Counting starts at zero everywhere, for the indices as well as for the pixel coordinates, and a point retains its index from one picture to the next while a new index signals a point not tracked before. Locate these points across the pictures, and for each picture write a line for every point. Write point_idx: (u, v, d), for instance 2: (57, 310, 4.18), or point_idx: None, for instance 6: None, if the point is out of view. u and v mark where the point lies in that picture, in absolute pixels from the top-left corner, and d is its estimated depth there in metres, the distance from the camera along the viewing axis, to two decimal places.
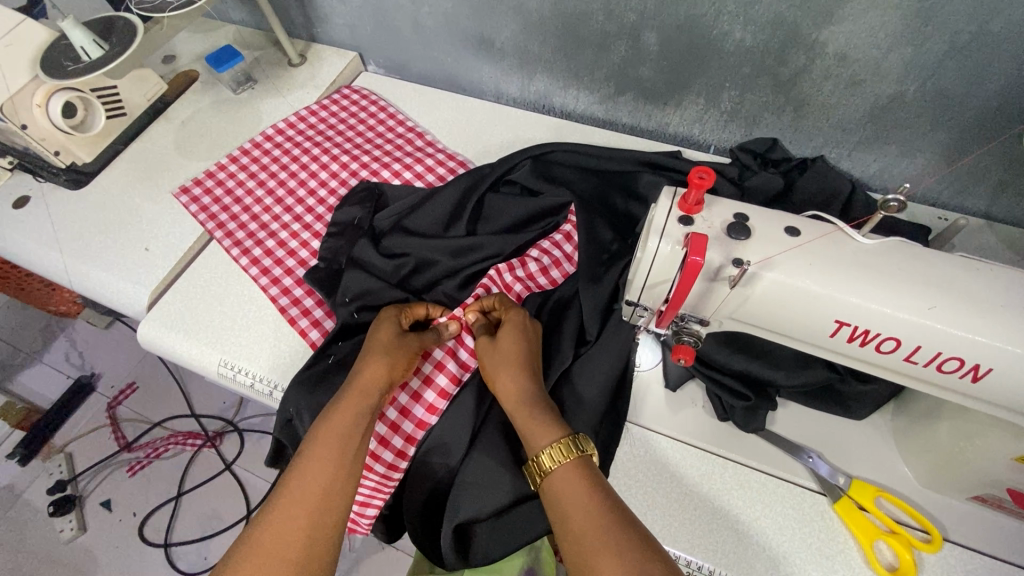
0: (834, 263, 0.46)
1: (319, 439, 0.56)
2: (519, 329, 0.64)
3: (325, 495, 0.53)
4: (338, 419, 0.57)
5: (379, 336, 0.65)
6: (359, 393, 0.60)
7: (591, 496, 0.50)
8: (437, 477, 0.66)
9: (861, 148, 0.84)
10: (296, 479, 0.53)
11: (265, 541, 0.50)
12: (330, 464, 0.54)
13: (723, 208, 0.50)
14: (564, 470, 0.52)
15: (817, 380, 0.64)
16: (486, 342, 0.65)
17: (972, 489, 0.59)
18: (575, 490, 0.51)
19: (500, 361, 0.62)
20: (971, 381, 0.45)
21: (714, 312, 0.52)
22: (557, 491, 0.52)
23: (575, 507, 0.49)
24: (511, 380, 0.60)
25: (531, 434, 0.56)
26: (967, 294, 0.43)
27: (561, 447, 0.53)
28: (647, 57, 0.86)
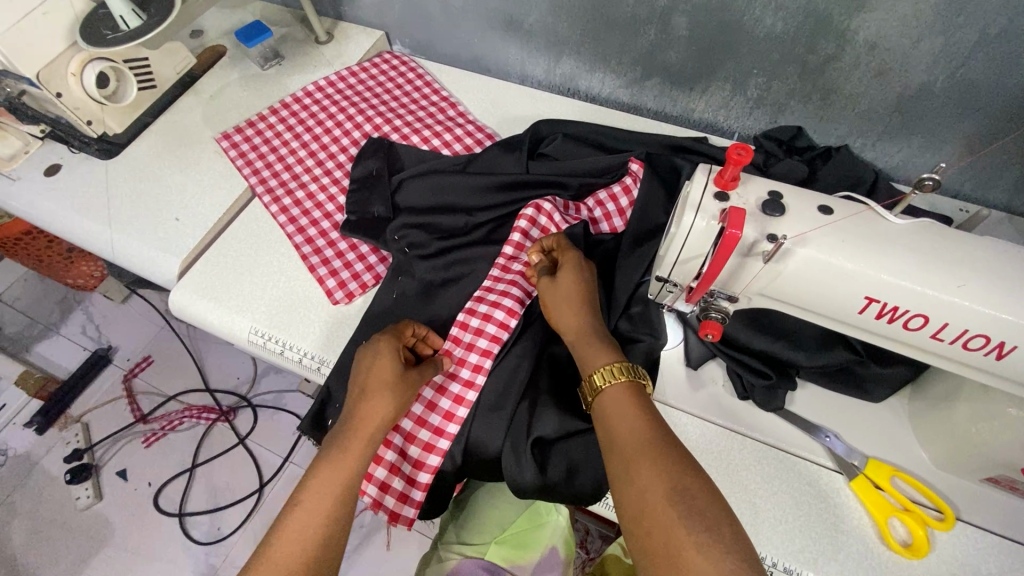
0: (866, 239, 0.47)
1: (307, 491, 0.56)
2: (578, 270, 0.65)
3: (316, 549, 0.53)
4: (331, 470, 0.57)
5: (380, 374, 0.61)
6: (357, 438, 0.58)
7: (640, 414, 0.52)
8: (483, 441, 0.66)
9: (886, 138, 0.85)
10: (283, 530, 0.53)
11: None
12: (320, 518, 0.54)
13: (758, 186, 0.51)
14: (615, 389, 0.55)
15: (838, 362, 0.65)
16: (547, 282, 0.65)
17: (986, 471, 0.60)
18: (621, 408, 0.54)
19: (560, 298, 0.64)
20: (995, 359, 0.47)
21: (744, 288, 0.53)
22: (607, 408, 0.55)
23: (623, 421, 0.52)
24: (569, 317, 0.63)
25: (585, 358, 0.59)
26: (995, 272, 0.45)
27: (612, 369, 0.56)
28: (676, 42, 0.86)
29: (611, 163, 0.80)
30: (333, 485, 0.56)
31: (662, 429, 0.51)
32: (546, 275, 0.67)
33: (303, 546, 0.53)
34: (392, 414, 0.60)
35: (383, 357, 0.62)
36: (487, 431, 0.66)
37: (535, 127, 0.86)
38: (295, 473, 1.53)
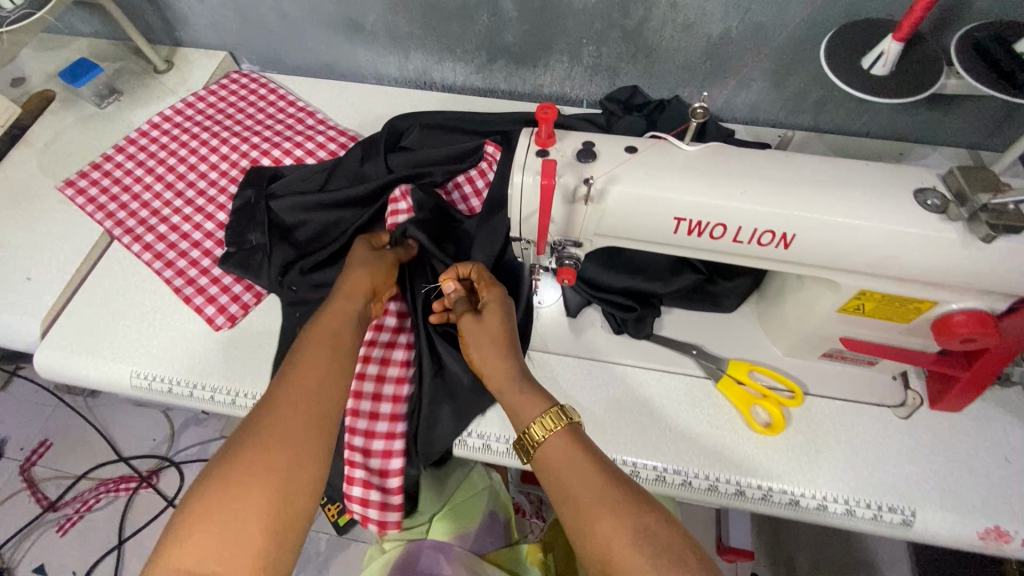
0: (665, 167, 0.54)
1: (288, 417, 0.56)
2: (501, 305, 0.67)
3: (303, 469, 0.54)
4: (310, 387, 0.58)
5: (353, 305, 0.66)
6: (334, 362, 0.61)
7: (585, 459, 0.55)
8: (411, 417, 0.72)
9: (706, 84, 0.95)
10: (265, 443, 0.54)
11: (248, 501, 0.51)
12: (311, 436, 0.56)
13: (574, 139, 0.57)
14: (555, 439, 0.57)
15: (690, 282, 0.74)
16: (468, 315, 0.67)
17: (821, 348, 0.70)
18: (570, 461, 0.56)
19: (485, 333, 0.65)
20: (784, 248, 0.55)
21: (582, 231, 0.59)
22: (551, 458, 0.57)
23: (575, 476, 0.54)
24: (496, 357, 0.64)
25: (518, 407, 0.61)
26: (765, 177, 0.53)
27: (546, 421, 0.58)
28: (509, 23, 0.92)
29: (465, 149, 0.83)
30: (319, 408, 0.57)
31: (616, 474, 0.55)
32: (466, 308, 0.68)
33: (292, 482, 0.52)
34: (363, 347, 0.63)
35: (357, 289, 0.67)
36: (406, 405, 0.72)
37: (380, 132, 0.87)
38: None
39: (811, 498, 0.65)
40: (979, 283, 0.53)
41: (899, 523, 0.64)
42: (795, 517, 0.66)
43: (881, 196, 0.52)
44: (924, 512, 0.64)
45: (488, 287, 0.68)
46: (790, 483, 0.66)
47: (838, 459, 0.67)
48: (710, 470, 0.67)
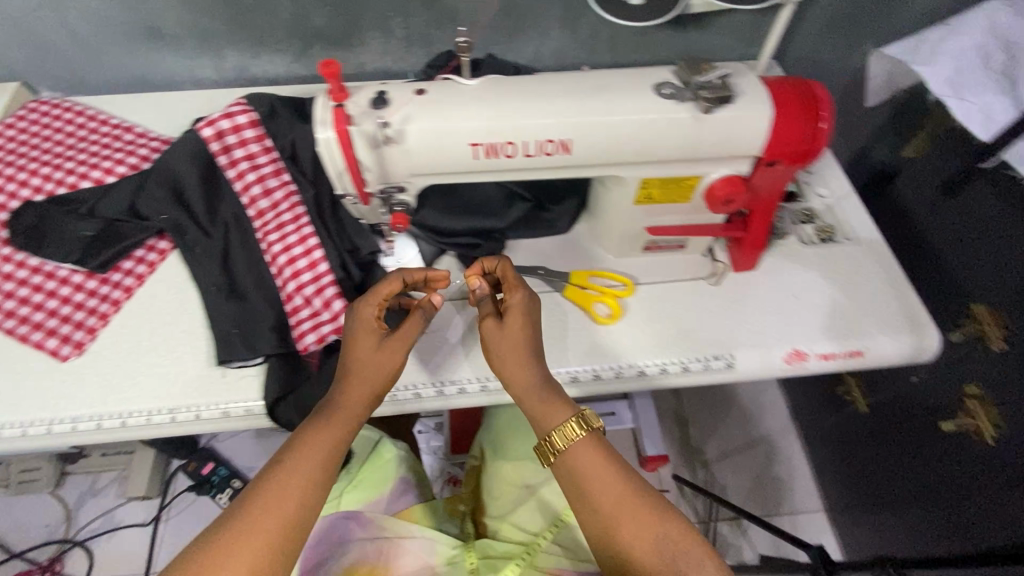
0: (450, 101, 0.61)
1: (302, 442, 0.58)
2: (524, 309, 0.67)
3: (307, 503, 0.55)
4: (326, 429, 0.59)
5: (361, 342, 0.64)
6: (343, 413, 0.61)
7: (613, 476, 0.59)
8: (285, 397, 0.73)
9: (512, 38, 1.04)
10: (260, 495, 0.54)
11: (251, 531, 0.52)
12: (319, 463, 0.57)
13: (368, 91, 0.61)
14: (581, 445, 0.60)
15: (519, 211, 0.83)
16: (492, 323, 0.67)
17: (641, 242, 0.81)
18: (596, 467, 0.59)
19: (508, 344, 0.66)
20: (568, 153, 0.63)
21: (398, 175, 0.64)
22: (573, 464, 0.60)
23: (596, 480, 0.59)
24: (517, 369, 0.65)
25: (540, 415, 0.63)
26: (536, 94, 0.62)
27: (572, 428, 0.61)
28: (312, 7, 0.95)
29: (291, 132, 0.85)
30: (327, 438, 0.59)
31: (636, 480, 0.60)
32: (495, 316, 0.68)
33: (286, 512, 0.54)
34: (383, 376, 0.64)
35: (364, 326, 0.65)
36: (275, 388, 0.72)
37: (188, 129, 0.84)
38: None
39: (653, 366, 0.76)
40: (719, 150, 0.64)
41: (723, 367, 0.76)
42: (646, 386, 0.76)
43: (629, 94, 0.62)
44: (739, 353, 0.77)
45: (512, 297, 0.68)
46: (634, 358, 0.76)
47: (670, 329, 0.79)
48: (572, 364, 0.76)
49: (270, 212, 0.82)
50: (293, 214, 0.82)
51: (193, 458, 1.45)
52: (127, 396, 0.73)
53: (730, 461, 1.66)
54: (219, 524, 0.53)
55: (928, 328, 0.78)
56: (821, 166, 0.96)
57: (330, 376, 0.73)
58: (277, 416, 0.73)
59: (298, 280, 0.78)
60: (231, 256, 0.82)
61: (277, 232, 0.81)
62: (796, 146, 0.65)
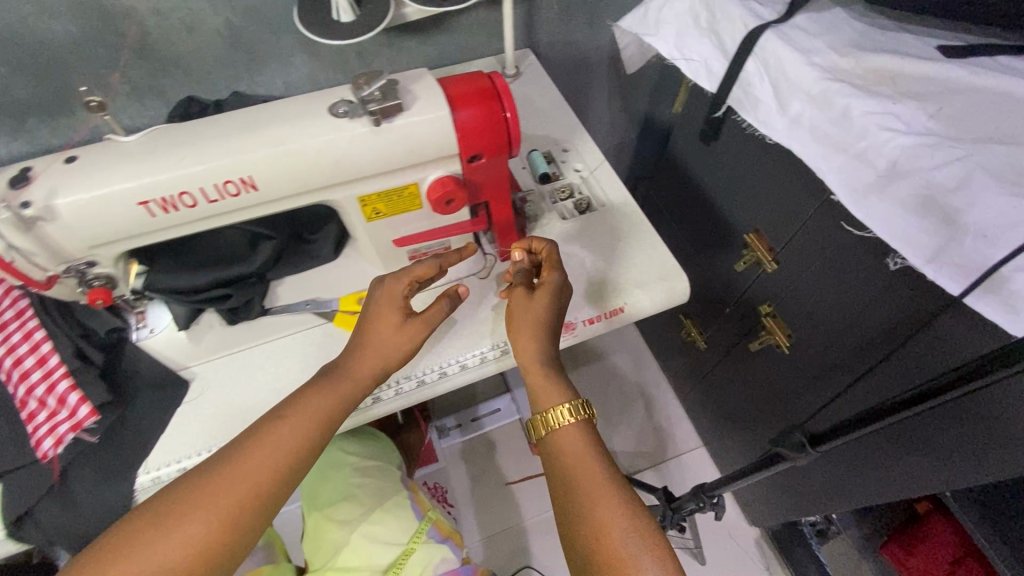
0: (104, 164, 0.57)
1: (301, 404, 0.64)
2: (555, 291, 0.73)
3: (274, 473, 0.60)
4: (330, 398, 0.65)
5: (382, 326, 0.69)
6: (335, 395, 0.66)
7: (591, 458, 0.62)
8: (25, 516, 0.65)
9: (256, 73, 1.01)
10: (204, 480, 0.57)
11: (221, 483, 0.57)
12: (299, 434, 0.62)
13: (11, 172, 0.58)
14: (567, 429, 0.65)
15: (270, 250, 0.78)
16: (522, 291, 0.74)
17: (402, 252, 0.80)
18: (574, 446, 0.63)
19: (525, 316, 0.72)
20: (256, 189, 0.61)
21: (76, 250, 0.60)
22: (562, 446, 0.64)
23: (575, 456, 0.62)
24: (527, 346, 0.71)
25: (539, 396, 0.69)
26: (204, 139, 0.59)
27: (564, 412, 0.65)
28: (6, 78, 0.86)
29: None
30: (322, 406, 0.64)
31: (612, 468, 0.61)
32: (522, 283, 0.75)
33: (239, 496, 0.57)
34: (392, 358, 0.70)
35: (389, 297, 0.70)
36: (8, 510, 0.65)
37: None
38: None
39: (430, 374, 0.78)
40: (414, 156, 0.66)
41: (498, 355, 0.80)
42: (429, 393, 0.79)
43: (303, 118, 0.61)
44: (512, 338, 0.80)
45: (553, 269, 0.75)
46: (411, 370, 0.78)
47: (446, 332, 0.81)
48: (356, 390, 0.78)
49: None
50: (14, 308, 0.71)
51: None
52: None
53: (613, 424, 1.74)
54: (167, 497, 0.56)
55: (676, 272, 0.86)
56: (574, 143, 1.02)
57: (78, 478, 0.67)
58: (18, 538, 0.65)
59: (26, 382, 0.68)
60: None
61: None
62: (489, 138, 0.68)
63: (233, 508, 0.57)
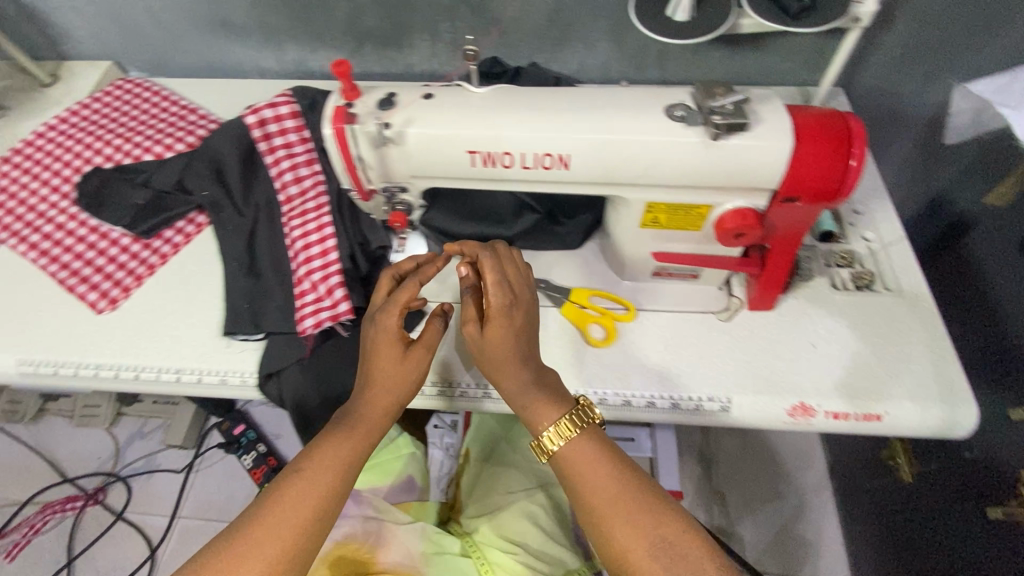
0: (455, 108, 0.61)
1: (326, 444, 0.65)
2: (501, 328, 0.65)
3: (334, 480, 0.63)
4: (334, 445, 0.65)
5: (386, 353, 0.68)
6: (356, 424, 0.67)
7: (607, 472, 0.60)
8: (273, 374, 0.78)
9: (557, 49, 1.03)
10: (286, 480, 0.62)
11: (282, 492, 0.61)
12: (337, 459, 0.64)
13: (378, 92, 0.64)
14: (581, 449, 0.62)
15: (530, 223, 0.81)
16: (475, 330, 0.66)
17: (648, 265, 0.76)
18: (591, 467, 0.60)
19: (497, 348, 0.65)
20: (567, 168, 0.62)
21: (399, 174, 0.66)
22: (576, 466, 0.61)
23: (597, 484, 0.60)
24: (506, 367, 0.65)
25: (534, 418, 0.64)
26: (541, 106, 0.61)
27: (566, 425, 0.62)
28: (366, 9, 1.00)
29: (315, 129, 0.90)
30: (347, 439, 0.66)
31: (649, 496, 0.60)
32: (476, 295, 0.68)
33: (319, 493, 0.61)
34: (404, 389, 0.69)
35: (387, 334, 0.68)
36: (267, 365, 0.77)
37: (235, 116, 0.90)
38: (184, 526, 1.59)
39: (639, 398, 0.71)
40: (731, 179, 0.60)
41: (717, 410, 0.71)
42: (630, 417, 0.72)
43: (638, 113, 0.59)
44: (739, 398, 0.71)
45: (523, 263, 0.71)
46: (621, 386, 0.72)
47: (670, 361, 0.74)
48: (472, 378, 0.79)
49: (297, 198, 0.87)
50: (316, 203, 0.86)
51: (228, 417, 1.65)
52: (145, 351, 0.80)
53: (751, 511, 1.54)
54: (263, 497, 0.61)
55: (965, 400, 0.70)
56: (871, 207, 0.87)
57: (321, 362, 0.78)
58: (269, 390, 0.78)
59: (310, 266, 0.81)
60: (257, 237, 0.87)
61: (299, 219, 0.85)
62: (817, 183, 0.60)
63: (301, 520, 0.60)
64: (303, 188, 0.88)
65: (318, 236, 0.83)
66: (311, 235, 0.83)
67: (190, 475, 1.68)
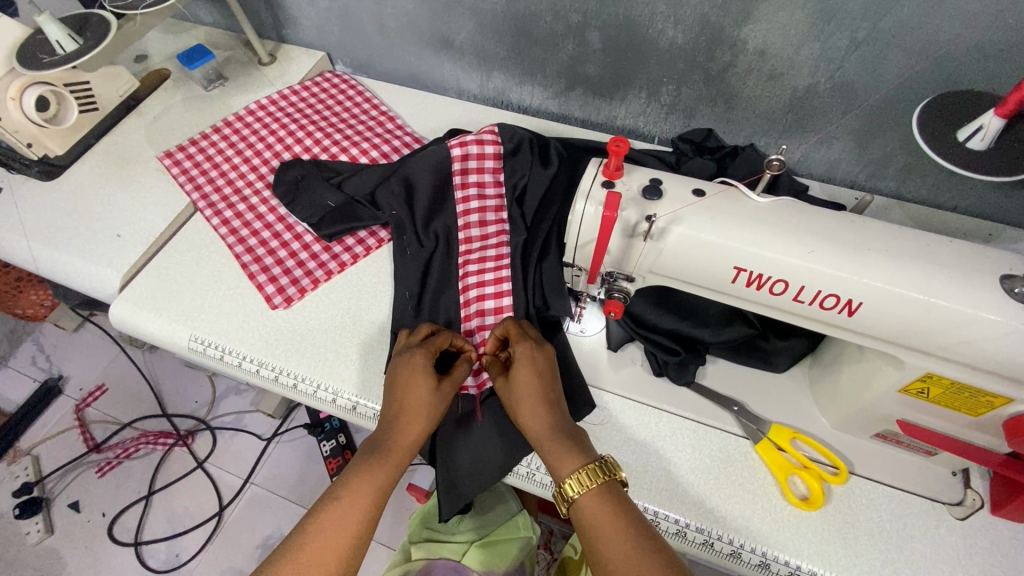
0: (727, 215, 0.53)
1: (350, 481, 0.60)
2: (531, 357, 0.66)
3: (364, 520, 0.58)
4: (367, 473, 0.60)
5: (414, 392, 0.65)
6: (385, 457, 0.62)
7: (625, 538, 0.52)
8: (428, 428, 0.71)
9: (785, 137, 0.93)
10: (305, 524, 0.56)
11: (301, 535, 0.55)
12: (361, 501, 0.58)
13: (640, 175, 0.57)
14: (595, 498, 0.55)
15: (740, 336, 0.71)
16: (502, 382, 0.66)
17: (875, 427, 0.65)
18: (605, 522, 0.53)
19: (522, 389, 0.63)
20: (847, 316, 0.52)
21: (637, 267, 0.59)
22: (590, 523, 0.54)
23: (615, 549, 0.52)
24: (531, 415, 0.62)
25: (554, 464, 0.58)
26: (837, 240, 0.51)
27: (585, 476, 0.56)
28: (591, 55, 0.94)
29: (512, 172, 0.86)
30: (369, 483, 0.59)
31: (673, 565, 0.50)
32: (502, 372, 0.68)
33: (341, 540, 0.56)
34: (428, 420, 0.65)
35: (412, 370, 0.66)
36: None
37: (438, 141, 0.88)
38: (254, 493, 1.62)
39: None
40: None
41: None
42: None
43: (966, 279, 0.48)
44: None
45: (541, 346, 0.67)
46: (820, 565, 0.62)
47: (884, 551, 0.62)
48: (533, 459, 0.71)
49: (477, 240, 0.82)
50: (498, 252, 0.81)
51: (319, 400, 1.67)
52: (308, 362, 0.78)
53: None
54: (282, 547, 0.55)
55: None
56: None
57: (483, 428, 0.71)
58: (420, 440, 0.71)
59: (480, 319, 0.77)
60: (431, 269, 0.83)
61: (476, 264, 0.81)
62: None
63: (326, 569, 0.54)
64: (486, 230, 0.83)
65: (496, 289, 0.78)
66: (488, 286, 0.79)
67: (271, 444, 1.71)
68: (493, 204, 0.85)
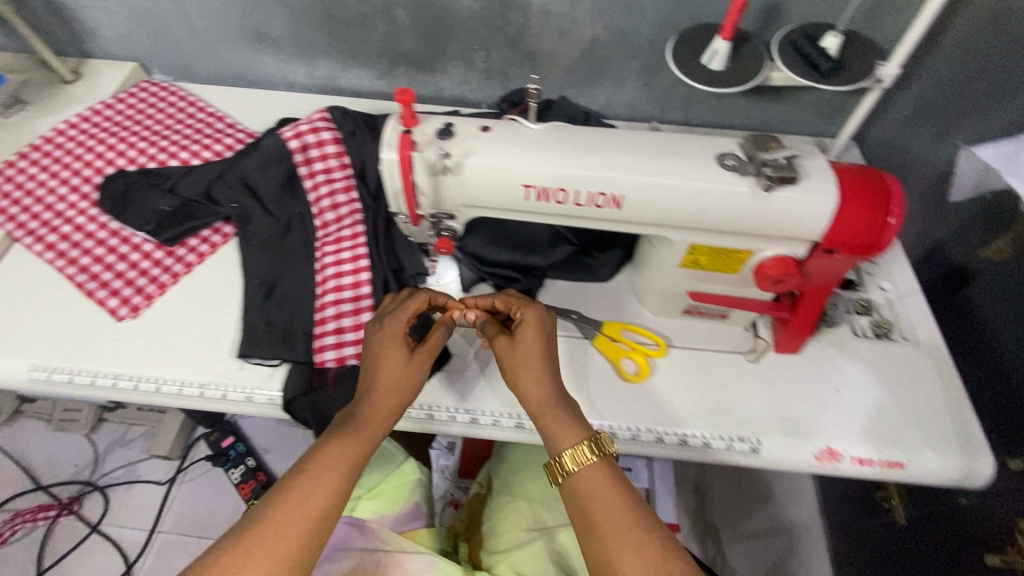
0: (509, 142, 0.62)
1: (329, 449, 0.61)
2: (537, 323, 0.69)
3: (340, 487, 0.59)
4: (341, 442, 0.62)
5: (389, 363, 0.67)
6: (359, 429, 0.63)
7: (621, 505, 0.58)
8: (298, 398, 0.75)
9: (587, 84, 1.06)
10: (285, 486, 0.58)
11: (282, 498, 0.57)
12: (339, 470, 0.60)
13: (434, 121, 0.65)
14: (589, 470, 0.60)
15: (565, 254, 0.83)
16: (504, 340, 0.69)
17: (680, 304, 0.78)
18: (600, 491, 0.59)
19: (522, 353, 0.68)
20: (618, 208, 0.63)
21: (451, 203, 0.66)
22: (585, 490, 0.59)
23: (608, 510, 0.57)
24: (529, 377, 0.66)
25: (551, 435, 0.63)
26: (596, 147, 0.62)
27: (582, 449, 0.61)
28: (404, 32, 1.01)
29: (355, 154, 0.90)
30: (346, 452, 0.61)
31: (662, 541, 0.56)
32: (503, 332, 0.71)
33: (319, 503, 0.58)
34: (404, 393, 0.67)
35: (391, 345, 0.68)
36: (292, 388, 0.75)
37: (272, 132, 0.90)
38: (162, 542, 1.52)
39: (672, 436, 0.73)
40: (773, 228, 0.63)
41: (747, 450, 0.73)
42: (659, 453, 0.74)
43: (691, 160, 0.62)
44: (767, 439, 0.73)
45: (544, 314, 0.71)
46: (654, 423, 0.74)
47: (702, 400, 0.76)
48: (454, 404, 0.77)
49: (334, 224, 0.87)
50: (352, 232, 0.85)
51: (217, 429, 1.61)
52: (166, 364, 0.78)
53: None
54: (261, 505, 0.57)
55: (984, 455, 0.72)
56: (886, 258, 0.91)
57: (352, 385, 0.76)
58: (291, 410, 0.75)
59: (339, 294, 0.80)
60: (284, 254, 0.86)
61: (333, 245, 0.85)
62: (859, 238, 0.62)
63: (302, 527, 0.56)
64: (336, 211, 0.87)
65: (353, 263, 0.83)
66: (345, 262, 0.83)
67: (173, 487, 1.61)
68: (340, 185, 0.89)
